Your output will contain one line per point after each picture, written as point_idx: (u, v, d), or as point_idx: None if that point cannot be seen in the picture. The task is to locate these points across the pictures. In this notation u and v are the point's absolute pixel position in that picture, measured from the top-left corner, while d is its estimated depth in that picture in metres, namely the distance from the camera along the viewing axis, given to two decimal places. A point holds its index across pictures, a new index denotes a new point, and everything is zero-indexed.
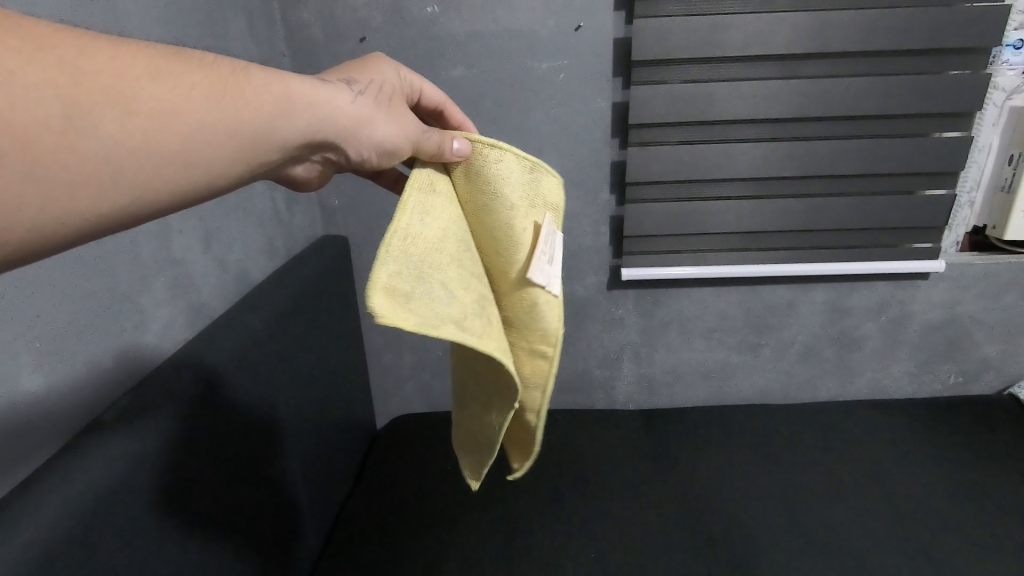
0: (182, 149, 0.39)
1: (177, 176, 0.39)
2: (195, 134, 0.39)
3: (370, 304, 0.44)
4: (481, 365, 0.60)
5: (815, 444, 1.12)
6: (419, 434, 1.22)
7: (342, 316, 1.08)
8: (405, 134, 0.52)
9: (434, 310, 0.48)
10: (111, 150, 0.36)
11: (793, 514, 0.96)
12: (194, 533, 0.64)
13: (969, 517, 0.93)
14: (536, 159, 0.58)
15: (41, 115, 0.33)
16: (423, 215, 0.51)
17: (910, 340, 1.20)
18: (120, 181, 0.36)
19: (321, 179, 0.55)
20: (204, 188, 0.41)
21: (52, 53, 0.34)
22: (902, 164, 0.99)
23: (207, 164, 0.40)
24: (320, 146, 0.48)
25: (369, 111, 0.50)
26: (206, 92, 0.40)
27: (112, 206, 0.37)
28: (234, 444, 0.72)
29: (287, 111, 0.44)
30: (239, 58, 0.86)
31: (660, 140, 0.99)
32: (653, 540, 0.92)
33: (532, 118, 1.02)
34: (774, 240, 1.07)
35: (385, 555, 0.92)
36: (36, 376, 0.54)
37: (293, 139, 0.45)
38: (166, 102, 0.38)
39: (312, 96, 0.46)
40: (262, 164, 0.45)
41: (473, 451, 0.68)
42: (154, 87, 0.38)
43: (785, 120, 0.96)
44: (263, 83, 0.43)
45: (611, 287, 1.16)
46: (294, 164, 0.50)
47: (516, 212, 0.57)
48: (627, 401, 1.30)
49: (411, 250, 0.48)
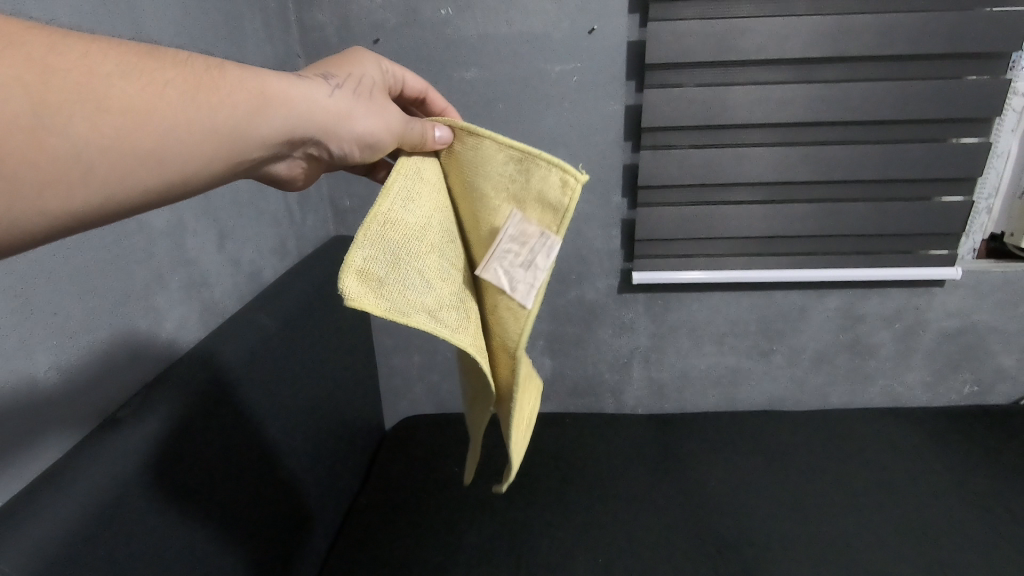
0: (154, 149, 0.39)
1: (149, 176, 0.40)
2: (168, 134, 0.39)
3: (341, 284, 0.46)
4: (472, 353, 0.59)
5: (827, 453, 1.11)
6: (428, 435, 1.23)
7: (352, 316, 1.09)
8: (385, 128, 0.52)
9: (406, 295, 0.50)
10: (80, 149, 0.36)
11: (803, 524, 0.95)
12: (206, 527, 0.66)
13: (987, 529, 0.91)
14: (525, 151, 0.54)
15: (9, 114, 0.34)
16: (407, 202, 0.53)
17: (926, 348, 1.18)
18: (91, 179, 0.37)
19: (309, 176, 0.56)
20: (179, 188, 0.42)
21: (22, 52, 0.35)
22: (919, 169, 0.98)
23: (181, 164, 0.41)
24: (301, 143, 0.49)
25: (346, 105, 0.50)
26: (179, 89, 0.40)
27: (82, 205, 0.37)
28: (244, 441, 0.74)
29: (264, 107, 0.45)
30: (254, 61, 0.88)
31: (671, 144, 0.99)
32: (660, 546, 0.92)
33: (543, 120, 1.02)
34: (786, 245, 1.06)
35: (394, 554, 0.93)
36: (54, 369, 0.55)
37: (270, 135, 0.46)
38: (137, 100, 0.38)
39: (290, 92, 0.47)
40: (241, 163, 0.45)
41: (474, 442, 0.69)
42: (125, 87, 0.38)
43: (798, 124, 0.95)
44: (238, 79, 0.44)
45: (622, 291, 1.16)
46: (276, 162, 0.50)
47: (491, 200, 0.56)
48: (636, 405, 1.29)
49: (391, 236, 0.50)
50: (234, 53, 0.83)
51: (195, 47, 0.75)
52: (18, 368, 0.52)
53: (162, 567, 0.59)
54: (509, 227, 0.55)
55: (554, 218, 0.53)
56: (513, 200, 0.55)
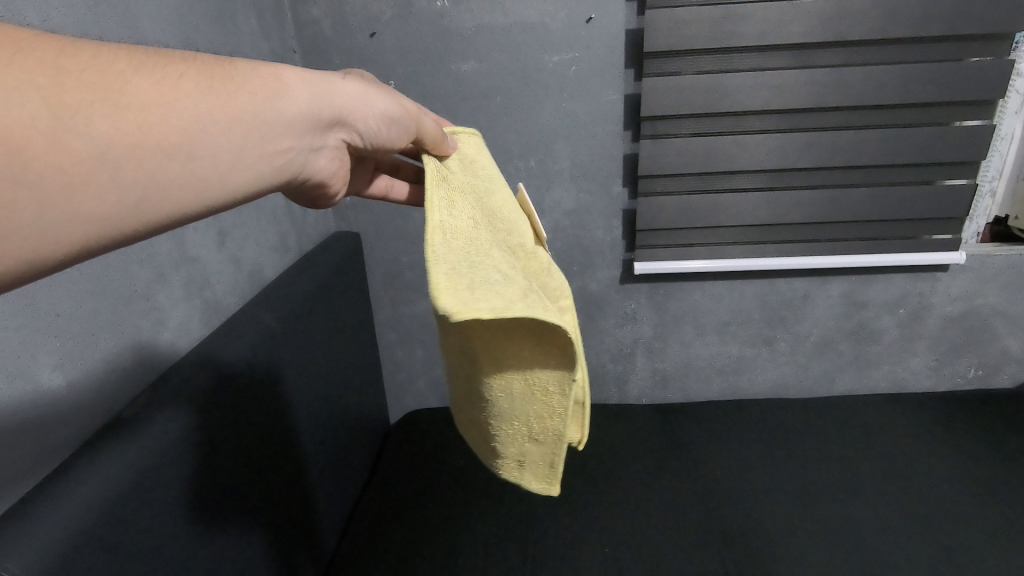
0: (181, 141, 0.38)
1: (180, 171, 0.38)
2: (192, 124, 0.38)
3: (439, 303, 0.37)
4: (530, 347, 0.47)
5: (833, 440, 1.10)
6: (432, 430, 1.23)
7: (354, 312, 1.09)
8: (405, 106, 0.52)
9: (499, 290, 0.40)
10: (106, 148, 0.34)
11: (810, 512, 0.95)
12: (212, 525, 0.66)
13: (994, 514, 0.91)
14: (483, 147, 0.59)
15: (26, 117, 0.31)
16: (450, 209, 0.47)
17: (930, 333, 1.17)
18: (121, 179, 0.35)
19: (342, 172, 0.54)
20: (212, 183, 0.40)
21: (32, 55, 0.33)
22: (922, 153, 0.97)
23: (209, 155, 0.40)
24: (325, 129, 0.48)
25: (362, 86, 0.50)
26: (195, 81, 0.39)
27: (114, 210, 0.36)
28: (250, 439, 0.74)
29: (282, 93, 0.44)
30: (249, 57, 0.87)
31: (671, 132, 0.98)
32: (666, 536, 0.92)
33: (542, 111, 1.01)
34: (788, 232, 1.05)
35: (402, 549, 0.93)
36: (57, 374, 0.55)
37: (296, 118, 0.45)
38: (155, 95, 0.37)
39: (307, 77, 0.46)
40: (271, 155, 0.44)
41: (536, 457, 0.54)
42: (141, 82, 0.37)
43: (799, 110, 0.95)
44: (250, 69, 0.43)
45: (624, 281, 1.15)
46: (314, 157, 0.49)
47: (501, 188, 0.56)
48: (640, 395, 1.29)
49: (455, 243, 0.44)
50: (230, 49, 0.83)
51: (190, 44, 0.75)
52: (23, 373, 0.52)
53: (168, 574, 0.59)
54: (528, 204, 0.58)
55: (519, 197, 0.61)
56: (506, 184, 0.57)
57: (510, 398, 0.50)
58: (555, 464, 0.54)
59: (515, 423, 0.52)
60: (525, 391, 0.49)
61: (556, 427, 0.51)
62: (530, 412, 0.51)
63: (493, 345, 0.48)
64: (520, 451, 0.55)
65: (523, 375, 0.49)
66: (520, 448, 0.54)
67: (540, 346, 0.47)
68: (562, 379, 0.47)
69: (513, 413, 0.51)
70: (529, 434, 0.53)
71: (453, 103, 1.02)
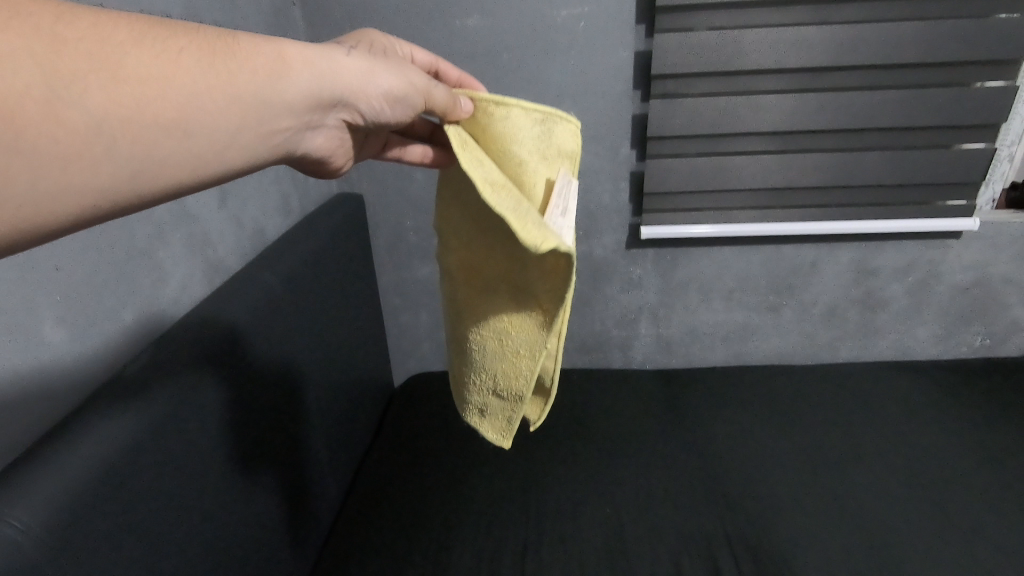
0: (178, 118, 0.37)
1: (177, 148, 0.37)
2: (190, 101, 0.37)
3: (528, 240, 0.42)
4: (509, 308, 0.56)
5: (835, 407, 1.11)
6: (436, 393, 1.24)
7: (358, 274, 1.09)
8: (412, 82, 0.50)
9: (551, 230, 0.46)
10: (101, 120, 0.33)
11: (809, 478, 0.96)
12: (217, 481, 0.67)
13: (994, 482, 0.92)
14: (547, 109, 0.54)
15: (18, 84, 0.30)
16: (482, 165, 0.48)
17: (939, 301, 1.16)
18: (115, 154, 0.34)
19: (342, 147, 0.54)
20: (208, 160, 0.39)
21: (28, 20, 0.32)
22: (941, 115, 0.94)
23: (205, 132, 0.38)
24: (324, 108, 0.47)
25: (367, 62, 0.48)
26: (195, 55, 0.38)
27: (108, 183, 0.35)
28: (254, 398, 0.74)
29: (283, 70, 0.42)
30: (247, 9, 0.85)
31: (683, 92, 0.95)
32: (666, 499, 0.93)
33: (550, 70, 0.99)
34: (799, 197, 1.03)
35: (404, 507, 0.95)
36: (59, 329, 0.55)
37: (296, 98, 0.43)
38: (153, 67, 0.35)
39: (310, 54, 0.44)
40: (270, 134, 0.43)
41: (500, 411, 0.62)
42: (140, 53, 0.35)
43: (816, 69, 0.92)
44: (252, 43, 0.41)
45: (630, 246, 1.14)
46: (311, 134, 0.47)
47: (527, 167, 0.54)
48: (643, 361, 1.29)
49: (503, 192, 0.47)
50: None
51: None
52: (25, 327, 0.51)
53: (169, 537, 0.59)
54: (557, 186, 0.55)
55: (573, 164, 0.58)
56: (541, 158, 0.55)
57: (484, 349, 0.59)
58: (511, 421, 0.61)
59: (487, 375, 0.60)
60: (498, 347, 0.58)
61: (517, 387, 0.58)
62: (500, 368, 0.58)
63: (481, 299, 0.58)
64: (484, 403, 0.63)
65: (496, 330, 0.57)
66: (487, 401, 0.63)
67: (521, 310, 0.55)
68: (533, 341, 0.54)
69: (485, 364, 0.59)
70: (495, 386, 0.60)
71: (458, 60, 0.99)
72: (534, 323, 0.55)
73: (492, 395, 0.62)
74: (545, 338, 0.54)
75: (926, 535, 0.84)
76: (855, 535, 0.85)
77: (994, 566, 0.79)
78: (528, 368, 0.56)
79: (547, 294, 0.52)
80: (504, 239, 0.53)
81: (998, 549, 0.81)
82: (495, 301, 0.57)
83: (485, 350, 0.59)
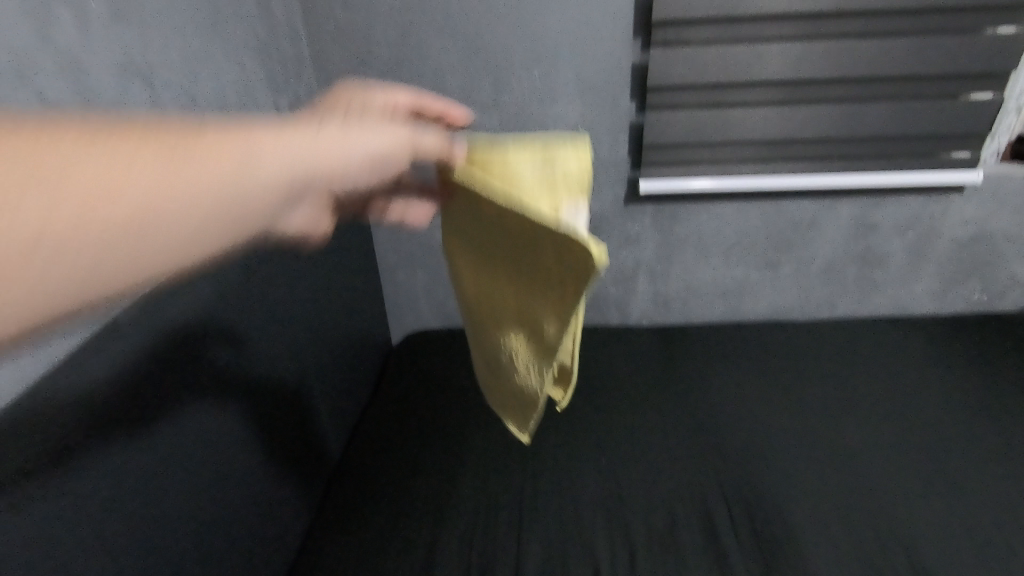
0: (132, 218, 0.31)
1: (129, 261, 0.32)
2: (147, 205, 0.31)
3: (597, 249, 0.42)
4: (513, 322, 0.56)
5: (831, 362, 1.11)
6: (432, 349, 1.23)
7: (352, 231, 1.07)
8: (397, 139, 0.46)
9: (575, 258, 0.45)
10: (34, 244, 0.28)
11: (803, 429, 0.97)
12: (209, 434, 0.67)
13: (985, 432, 0.93)
14: (546, 144, 0.50)
15: None
16: (502, 197, 0.47)
17: (938, 256, 1.16)
18: (51, 280, 0.29)
19: (320, 215, 0.49)
20: (170, 267, 0.34)
21: None
22: (949, 63, 0.92)
23: (166, 240, 0.33)
24: (308, 195, 0.41)
25: (350, 134, 0.43)
26: (152, 153, 0.32)
27: (49, 309, 0.30)
28: (247, 354, 0.73)
29: (259, 156, 0.36)
30: None
31: (683, 40, 0.92)
32: (663, 450, 0.94)
33: (547, 17, 0.95)
34: (801, 150, 1.01)
35: (400, 461, 0.95)
36: None
37: (272, 184, 0.37)
38: (98, 173, 0.30)
39: (286, 137, 0.39)
40: (247, 220, 0.37)
41: (514, 412, 0.64)
42: (86, 154, 0.30)
43: (822, 15, 0.89)
44: (220, 131, 0.35)
45: (629, 201, 1.12)
46: (291, 216, 0.42)
47: (531, 194, 0.48)
48: (640, 318, 1.28)
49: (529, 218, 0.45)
50: None
51: None
52: None
53: (160, 488, 0.59)
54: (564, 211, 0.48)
55: (581, 187, 0.49)
56: (546, 183, 0.49)
57: (497, 353, 0.61)
58: (524, 424, 0.63)
59: (502, 373, 0.63)
60: (508, 355, 0.59)
61: (525, 396, 0.60)
62: (511, 372, 0.60)
63: (489, 314, 0.60)
64: (503, 395, 0.66)
65: (506, 331, 0.58)
66: (507, 398, 0.65)
67: (524, 329, 0.55)
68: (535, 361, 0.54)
69: (500, 363, 0.62)
70: (509, 387, 0.63)
71: (452, 8, 0.96)
72: (535, 339, 0.54)
73: (506, 393, 0.65)
74: (544, 357, 0.54)
75: (917, 484, 0.86)
76: (847, 484, 0.87)
77: (982, 513, 0.81)
78: (532, 383, 0.57)
79: (549, 326, 0.51)
80: (507, 265, 0.54)
81: (988, 497, 0.83)
82: (502, 318, 0.58)
83: (498, 351, 0.61)
